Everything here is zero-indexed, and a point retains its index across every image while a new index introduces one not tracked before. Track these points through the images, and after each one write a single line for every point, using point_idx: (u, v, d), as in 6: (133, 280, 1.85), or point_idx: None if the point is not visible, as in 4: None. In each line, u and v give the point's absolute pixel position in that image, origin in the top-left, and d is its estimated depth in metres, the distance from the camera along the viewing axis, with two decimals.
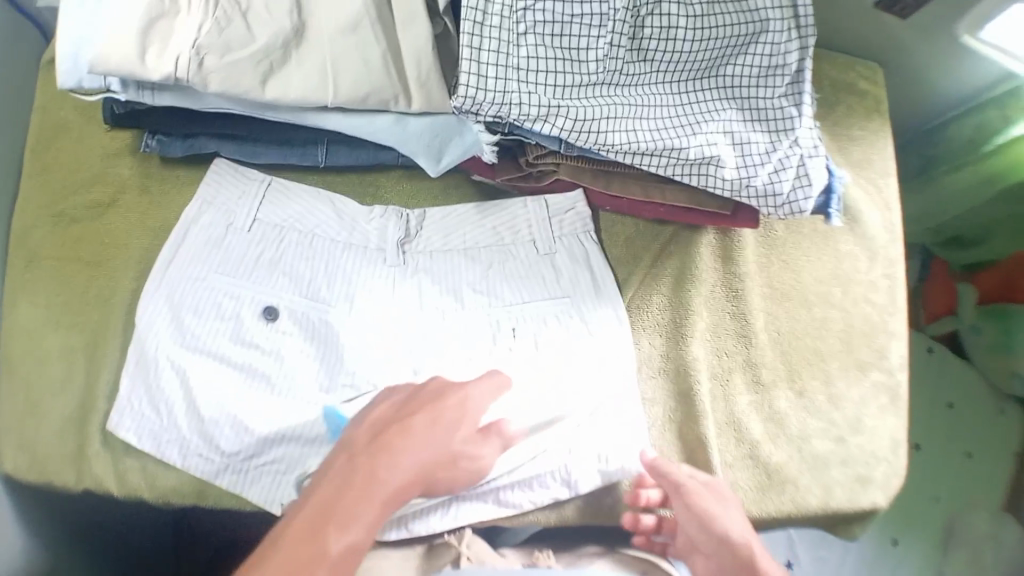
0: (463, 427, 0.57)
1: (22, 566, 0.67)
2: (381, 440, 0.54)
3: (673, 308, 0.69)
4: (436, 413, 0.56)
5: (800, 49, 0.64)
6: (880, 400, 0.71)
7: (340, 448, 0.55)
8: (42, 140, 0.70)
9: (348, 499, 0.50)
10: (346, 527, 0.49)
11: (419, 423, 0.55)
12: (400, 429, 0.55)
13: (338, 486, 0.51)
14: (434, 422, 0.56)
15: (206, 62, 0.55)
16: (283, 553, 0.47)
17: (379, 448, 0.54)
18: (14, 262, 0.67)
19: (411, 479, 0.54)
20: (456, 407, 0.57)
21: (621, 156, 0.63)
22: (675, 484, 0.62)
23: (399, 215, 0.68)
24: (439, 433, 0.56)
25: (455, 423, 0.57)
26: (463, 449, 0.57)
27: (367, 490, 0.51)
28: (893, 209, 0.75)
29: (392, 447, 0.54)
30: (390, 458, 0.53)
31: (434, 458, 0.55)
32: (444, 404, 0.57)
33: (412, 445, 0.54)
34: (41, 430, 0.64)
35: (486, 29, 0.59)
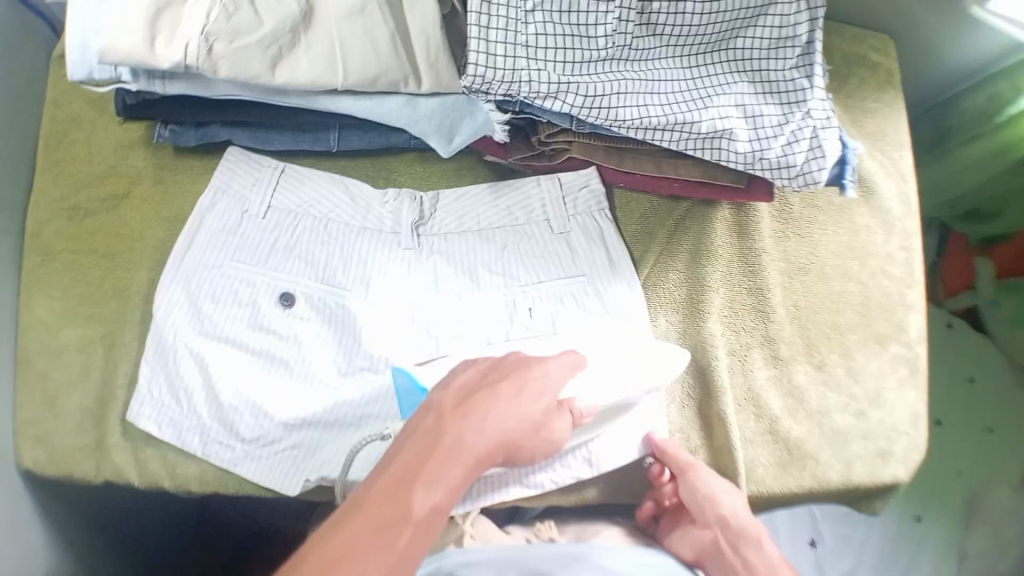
0: (541, 399, 0.54)
1: (47, 557, 0.67)
2: (470, 402, 0.51)
3: (689, 284, 0.69)
4: (524, 379, 0.54)
5: (810, 21, 0.62)
6: (900, 373, 0.71)
7: (429, 408, 0.51)
8: (55, 134, 0.70)
9: (435, 461, 0.47)
10: (434, 490, 0.46)
11: (507, 394, 0.52)
12: (489, 394, 0.52)
13: (427, 444, 0.48)
14: (518, 391, 0.53)
15: (215, 49, 0.55)
16: (379, 506, 0.44)
17: (465, 412, 0.50)
18: (32, 255, 0.68)
19: (495, 445, 0.50)
20: (537, 378, 0.54)
21: (633, 131, 0.63)
22: (686, 464, 0.62)
23: (412, 198, 0.69)
24: (525, 400, 0.53)
25: (536, 394, 0.54)
26: (543, 421, 0.54)
27: (459, 453, 0.48)
28: (907, 180, 0.75)
29: (479, 412, 0.50)
30: (477, 423, 0.50)
31: (518, 426, 0.52)
32: (529, 375, 0.54)
33: (502, 413, 0.51)
34: (62, 422, 0.64)
35: (495, 8, 0.58)
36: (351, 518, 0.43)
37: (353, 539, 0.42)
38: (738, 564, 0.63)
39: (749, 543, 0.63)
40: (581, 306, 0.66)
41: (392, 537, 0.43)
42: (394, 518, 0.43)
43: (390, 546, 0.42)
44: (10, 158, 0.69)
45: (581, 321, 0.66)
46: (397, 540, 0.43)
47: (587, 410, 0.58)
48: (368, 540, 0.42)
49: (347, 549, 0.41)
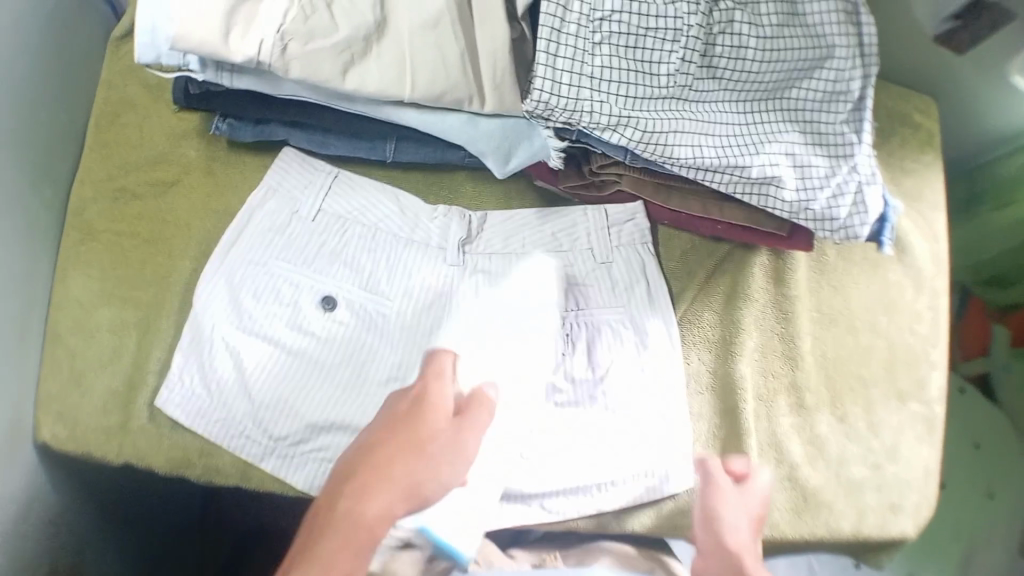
0: (444, 460, 0.49)
1: (54, 532, 0.67)
2: (358, 465, 0.49)
3: (724, 325, 0.70)
4: (404, 426, 0.50)
5: (863, 79, 0.64)
6: (918, 430, 0.71)
7: (338, 477, 0.49)
8: (107, 116, 0.71)
9: (334, 522, 0.46)
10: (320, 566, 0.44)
11: (399, 461, 0.48)
12: (379, 452, 0.49)
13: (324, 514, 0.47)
14: (409, 455, 0.49)
15: (289, 48, 0.56)
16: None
17: (356, 475, 0.48)
18: (72, 232, 0.68)
19: (399, 496, 0.47)
20: (416, 403, 0.52)
21: (685, 170, 0.64)
22: (709, 475, 0.66)
23: (461, 216, 0.69)
24: (411, 440, 0.49)
25: (423, 413, 0.51)
26: (447, 428, 0.51)
27: (359, 513, 0.46)
28: (940, 241, 0.75)
29: (371, 469, 0.48)
30: (373, 493, 0.47)
31: (417, 469, 0.48)
32: (417, 416, 0.51)
33: (393, 464, 0.48)
34: (89, 401, 0.65)
35: (564, 36, 0.59)
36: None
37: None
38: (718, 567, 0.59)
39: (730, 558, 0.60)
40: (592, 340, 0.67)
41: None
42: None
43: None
44: (60, 134, 0.69)
45: (615, 355, 0.67)
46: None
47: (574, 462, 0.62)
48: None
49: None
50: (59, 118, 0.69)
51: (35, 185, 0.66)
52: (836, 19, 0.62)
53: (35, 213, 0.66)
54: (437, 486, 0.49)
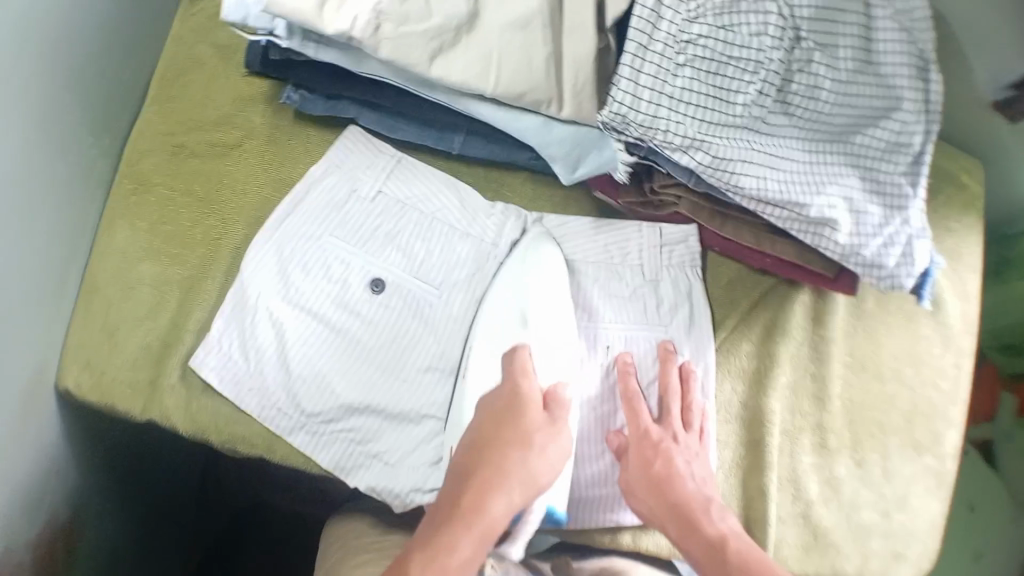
0: (552, 447, 0.58)
1: (69, 478, 0.67)
2: (476, 450, 0.57)
3: (760, 357, 0.71)
4: (505, 427, 0.58)
5: (926, 133, 0.63)
6: (928, 482, 0.72)
7: (455, 479, 0.56)
8: (174, 70, 0.71)
9: (461, 516, 0.53)
10: (468, 519, 0.53)
11: (512, 454, 0.56)
12: (493, 451, 0.57)
13: (456, 490, 0.55)
14: (519, 447, 0.57)
15: (382, 29, 0.57)
16: (421, 555, 0.51)
17: (478, 456, 0.57)
18: (125, 182, 0.68)
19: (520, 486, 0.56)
20: (514, 404, 0.59)
21: (746, 200, 0.64)
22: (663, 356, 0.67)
23: (518, 217, 0.70)
24: (512, 435, 0.57)
25: (513, 415, 0.59)
26: (539, 428, 0.59)
27: (490, 479, 0.55)
28: (971, 303, 0.76)
29: (484, 459, 0.56)
30: (492, 492, 0.55)
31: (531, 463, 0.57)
32: (514, 418, 0.58)
33: (504, 450, 0.57)
34: (119, 355, 0.64)
35: (650, 53, 0.61)
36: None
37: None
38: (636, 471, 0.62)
39: (689, 525, 0.59)
40: (628, 359, 0.66)
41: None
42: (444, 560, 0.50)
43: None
44: (124, 84, 0.69)
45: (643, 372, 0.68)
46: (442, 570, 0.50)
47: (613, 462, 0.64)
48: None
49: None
50: (127, 68, 0.69)
51: (93, 132, 0.66)
52: (907, 72, 0.62)
53: (89, 160, 0.66)
54: (545, 476, 0.57)
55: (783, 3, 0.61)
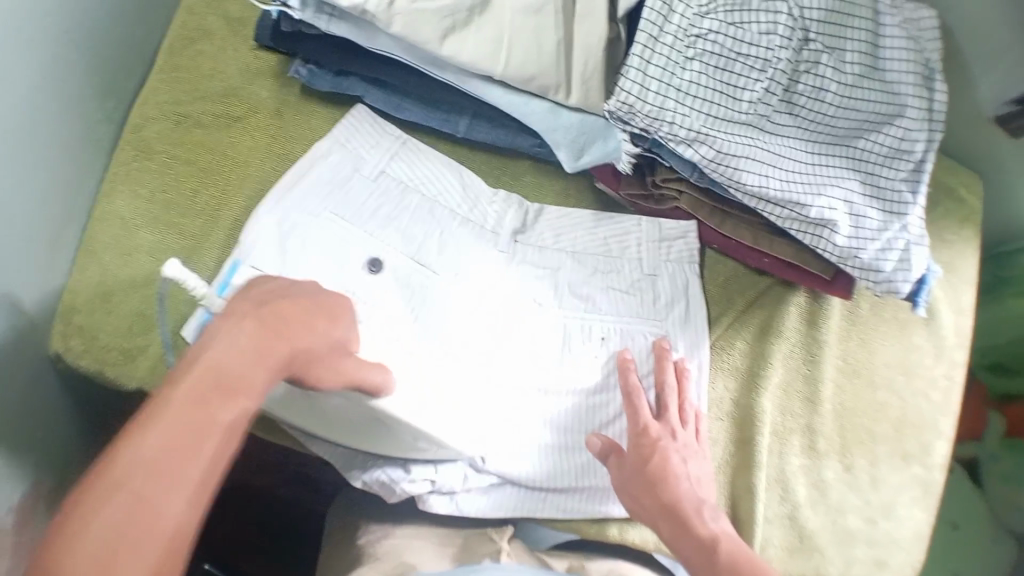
0: (315, 327, 0.48)
1: (56, 444, 0.66)
2: (271, 314, 0.46)
3: (753, 357, 0.71)
4: (315, 305, 0.50)
5: (928, 141, 0.64)
6: (915, 492, 0.71)
7: (235, 311, 0.45)
8: (184, 39, 0.72)
9: (259, 342, 0.43)
10: (241, 394, 0.40)
11: (317, 323, 0.49)
12: (296, 304, 0.48)
13: (235, 347, 0.42)
14: (316, 315, 0.49)
15: (396, 4, 0.58)
16: (184, 396, 0.38)
17: (282, 321, 0.46)
18: (128, 148, 0.68)
19: (308, 353, 0.47)
20: (328, 305, 0.51)
21: (747, 197, 0.64)
22: (660, 358, 0.65)
23: (519, 207, 0.71)
24: (320, 323, 0.49)
25: (326, 323, 0.50)
26: (336, 345, 0.51)
27: (268, 354, 0.43)
28: (966, 316, 0.76)
29: (292, 309, 0.47)
30: (297, 330, 0.46)
31: (320, 345, 0.48)
32: (330, 313, 0.51)
33: (303, 332, 0.46)
34: (112, 320, 0.64)
35: (659, 45, 0.61)
36: (149, 420, 0.37)
37: (160, 443, 0.36)
38: (638, 472, 0.61)
39: (681, 525, 0.59)
40: (628, 356, 0.65)
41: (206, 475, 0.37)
42: (190, 433, 0.37)
43: (202, 481, 0.37)
44: (130, 51, 0.70)
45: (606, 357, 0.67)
46: (204, 458, 0.37)
47: (597, 442, 0.62)
48: (162, 463, 0.36)
49: (112, 530, 0.34)
50: (133, 34, 0.70)
51: (96, 95, 0.66)
52: (913, 80, 0.63)
53: (92, 124, 0.66)
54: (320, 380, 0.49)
55: (794, 4, 0.61)
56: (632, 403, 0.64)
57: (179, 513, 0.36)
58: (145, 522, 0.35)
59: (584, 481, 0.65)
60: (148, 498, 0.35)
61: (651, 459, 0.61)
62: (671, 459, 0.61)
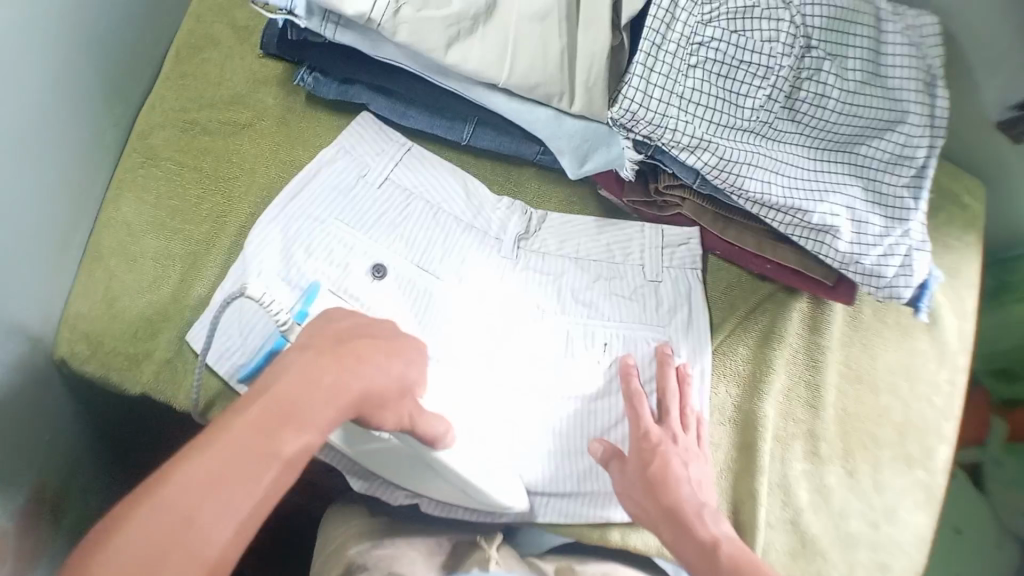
0: (382, 362, 0.50)
1: (63, 448, 0.67)
2: (340, 351, 0.47)
3: (755, 362, 0.71)
4: (379, 343, 0.52)
5: (930, 148, 0.65)
6: (917, 497, 0.71)
7: (302, 345, 0.47)
8: (190, 47, 0.73)
9: (332, 372, 0.44)
10: (309, 425, 0.41)
11: (382, 361, 0.50)
12: (358, 341, 0.50)
13: (306, 377, 0.43)
14: (383, 354, 0.51)
15: (401, 11, 0.58)
16: (251, 423, 0.38)
17: (349, 355, 0.47)
18: (135, 155, 0.69)
19: (378, 389, 0.48)
20: (393, 347, 0.53)
21: (749, 203, 0.65)
22: (665, 368, 0.66)
23: (523, 213, 0.71)
24: (386, 361, 0.51)
25: (392, 362, 0.52)
26: (402, 386, 0.53)
27: (337, 391, 0.44)
28: (969, 321, 0.76)
29: (361, 352, 0.49)
30: (366, 366, 0.48)
31: (385, 382, 0.50)
32: (394, 347, 0.53)
33: (371, 370, 0.48)
34: (119, 325, 0.64)
35: (662, 53, 0.62)
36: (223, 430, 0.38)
37: (211, 467, 0.36)
38: (640, 479, 0.61)
39: (680, 526, 0.58)
40: (630, 362, 0.66)
41: (266, 498, 0.37)
42: (254, 458, 0.37)
43: (256, 508, 0.36)
44: (137, 58, 0.71)
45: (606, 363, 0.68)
46: (260, 482, 0.37)
47: (597, 445, 0.64)
48: (223, 476, 0.36)
49: (147, 551, 0.32)
50: (140, 42, 0.70)
51: (103, 101, 0.67)
52: (915, 87, 0.64)
53: (98, 130, 0.67)
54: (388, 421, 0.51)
55: (796, 11, 0.62)
56: (634, 411, 0.64)
57: (225, 541, 0.35)
58: (193, 537, 0.34)
59: (585, 487, 0.65)
60: (188, 516, 0.34)
61: (650, 465, 0.61)
62: (671, 464, 0.61)
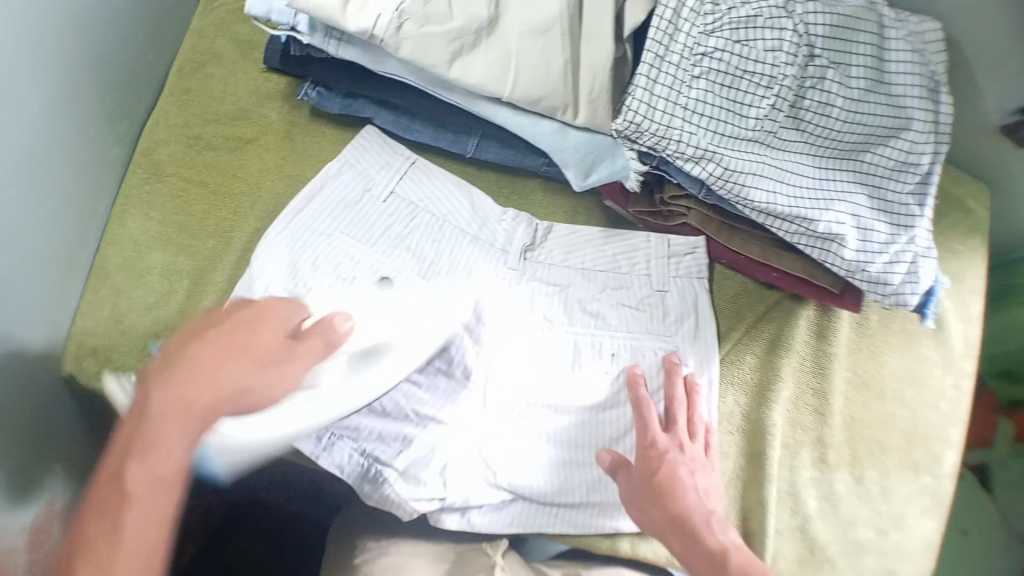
0: (237, 348, 0.48)
1: (72, 464, 0.67)
2: (175, 363, 0.47)
3: (763, 371, 0.71)
4: (240, 322, 0.49)
5: (934, 155, 0.64)
6: (923, 502, 0.71)
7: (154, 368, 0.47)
8: (193, 62, 0.73)
9: (149, 410, 0.45)
10: (145, 462, 0.44)
11: (226, 350, 0.47)
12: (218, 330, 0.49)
13: (144, 412, 0.45)
14: (235, 335, 0.48)
15: (404, 27, 0.58)
16: (102, 494, 0.44)
17: (183, 364, 0.46)
18: (140, 172, 0.69)
19: (216, 389, 0.46)
20: (259, 317, 0.50)
21: (755, 212, 0.65)
22: (670, 372, 0.66)
23: (529, 224, 0.72)
24: (254, 334, 0.49)
25: (256, 335, 0.49)
26: (285, 348, 0.50)
27: (172, 411, 0.45)
28: (975, 326, 0.76)
29: (201, 346, 0.47)
30: (206, 365, 0.46)
31: (244, 362, 0.47)
32: (257, 319, 0.50)
33: (210, 369, 0.46)
34: (126, 342, 0.64)
35: (666, 64, 0.62)
36: (94, 497, 0.44)
37: (84, 555, 0.42)
38: (648, 488, 0.61)
39: (691, 538, 0.58)
40: (637, 370, 0.66)
41: (145, 551, 0.43)
42: (107, 533, 0.43)
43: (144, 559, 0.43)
44: (140, 74, 0.71)
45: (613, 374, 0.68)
46: (133, 540, 0.43)
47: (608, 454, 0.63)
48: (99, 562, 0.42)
49: None
50: (143, 58, 0.70)
51: (106, 118, 0.67)
52: (918, 93, 0.64)
53: (102, 147, 0.67)
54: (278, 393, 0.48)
55: (797, 21, 0.62)
56: (640, 417, 0.64)
57: None
58: None
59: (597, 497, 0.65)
60: None
61: (657, 474, 0.61)
62: (678, 472, 0.61)
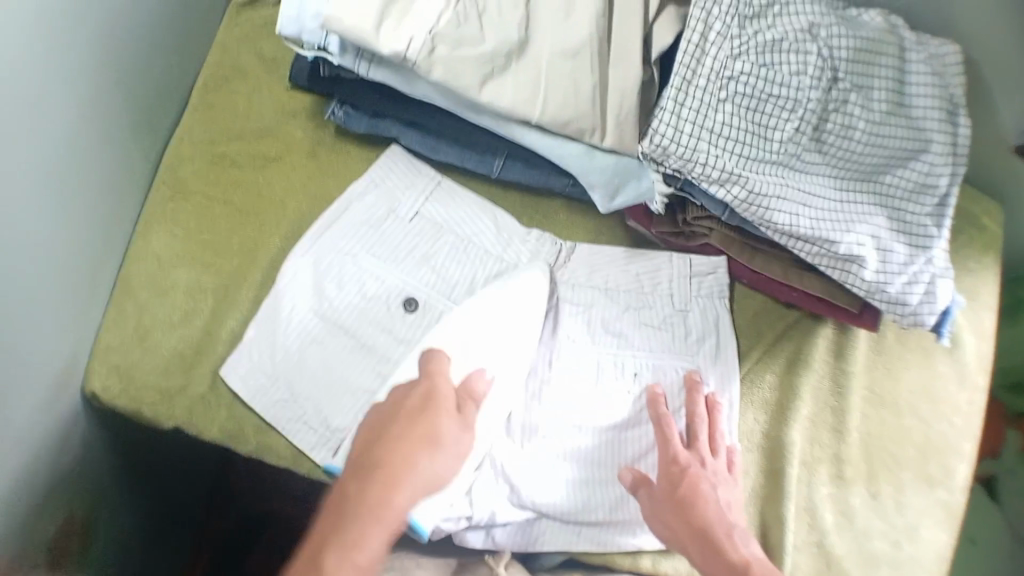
0: (427, 445, 0.53)
1: (94, 479, 0.67)
2: (370, 458, 0.53)
3: (783, 390, 0.72)
4: (411, 415, 0.55)
5: (952, 176, 0.66)
6: (937, 516, 0.72)
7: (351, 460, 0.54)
8: (218, 79, 0.73)
9: (361, 501, 0.50)
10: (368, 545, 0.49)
11: (414, 450, 0.53)
12: (393, 422, 0.55)
13: (359, 501, 0.50)
14: (410, 428, 0.54)
15: (436, 51, 0.59)
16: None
17: (383, 461, 0.52)
18: (164, 188, 0.69)
19: (417, 484, 0.52)
20: (419, 412, 0.55)
21: (777, 233, 0.65)
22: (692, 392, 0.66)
23: (553, 244, 0.73)
24: (422, 429, 0.54)
25: (427, 434, 0.54)
26: (446, 443, 0.54)
27: (386, 499, 0.51)
28: (988, 343, 0.77)
29: (392, 442, 0.53)
30: (411, 459, 0.52)
31: (429, 462, 0.53)
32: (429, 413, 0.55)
33: (416, 465, 0.52)
34: (151, 359, 0.64)
35: (692, 88, 0.62)
36: None
37: None
38: (671, 504, 0.61)
39: (712, 548, 0.58)
40: (658, 390, 0.67)
41: None
42: None
43: None
44: (165, 90, 0.71)
45: (634, 393, 0.68)
46: None
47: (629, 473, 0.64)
48: None
49: None
50: (169, 74, 0.71)
51: (132, 134, 0.67)
52: (937, 116, 0.65)
53: (127, 162, 0.67)
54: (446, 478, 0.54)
55: (823, 44, 0.62)
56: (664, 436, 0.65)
57: None
58: None
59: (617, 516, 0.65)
60: None
61: (679, 489, 0.62)
62: (701, 487, 0.62)
